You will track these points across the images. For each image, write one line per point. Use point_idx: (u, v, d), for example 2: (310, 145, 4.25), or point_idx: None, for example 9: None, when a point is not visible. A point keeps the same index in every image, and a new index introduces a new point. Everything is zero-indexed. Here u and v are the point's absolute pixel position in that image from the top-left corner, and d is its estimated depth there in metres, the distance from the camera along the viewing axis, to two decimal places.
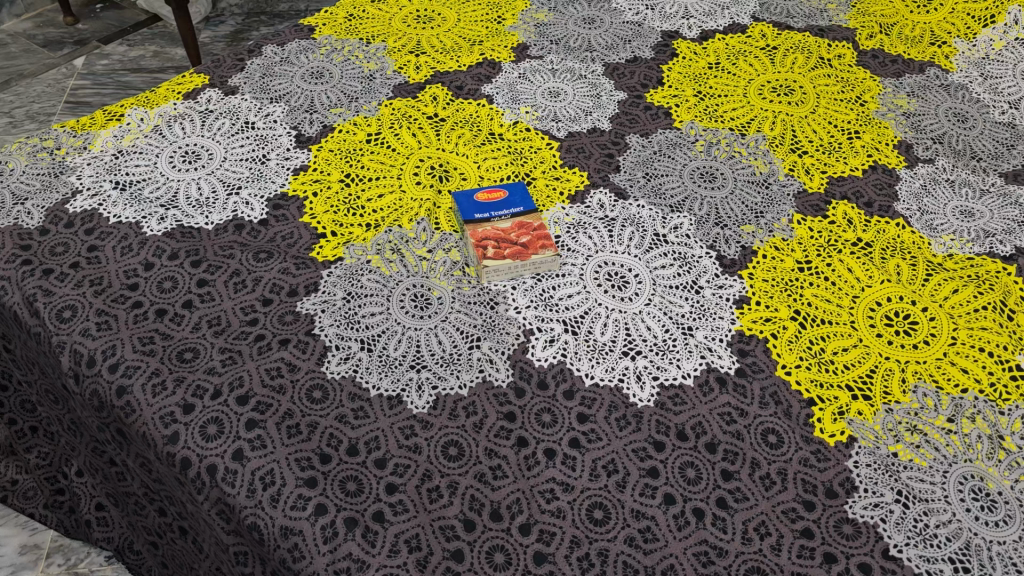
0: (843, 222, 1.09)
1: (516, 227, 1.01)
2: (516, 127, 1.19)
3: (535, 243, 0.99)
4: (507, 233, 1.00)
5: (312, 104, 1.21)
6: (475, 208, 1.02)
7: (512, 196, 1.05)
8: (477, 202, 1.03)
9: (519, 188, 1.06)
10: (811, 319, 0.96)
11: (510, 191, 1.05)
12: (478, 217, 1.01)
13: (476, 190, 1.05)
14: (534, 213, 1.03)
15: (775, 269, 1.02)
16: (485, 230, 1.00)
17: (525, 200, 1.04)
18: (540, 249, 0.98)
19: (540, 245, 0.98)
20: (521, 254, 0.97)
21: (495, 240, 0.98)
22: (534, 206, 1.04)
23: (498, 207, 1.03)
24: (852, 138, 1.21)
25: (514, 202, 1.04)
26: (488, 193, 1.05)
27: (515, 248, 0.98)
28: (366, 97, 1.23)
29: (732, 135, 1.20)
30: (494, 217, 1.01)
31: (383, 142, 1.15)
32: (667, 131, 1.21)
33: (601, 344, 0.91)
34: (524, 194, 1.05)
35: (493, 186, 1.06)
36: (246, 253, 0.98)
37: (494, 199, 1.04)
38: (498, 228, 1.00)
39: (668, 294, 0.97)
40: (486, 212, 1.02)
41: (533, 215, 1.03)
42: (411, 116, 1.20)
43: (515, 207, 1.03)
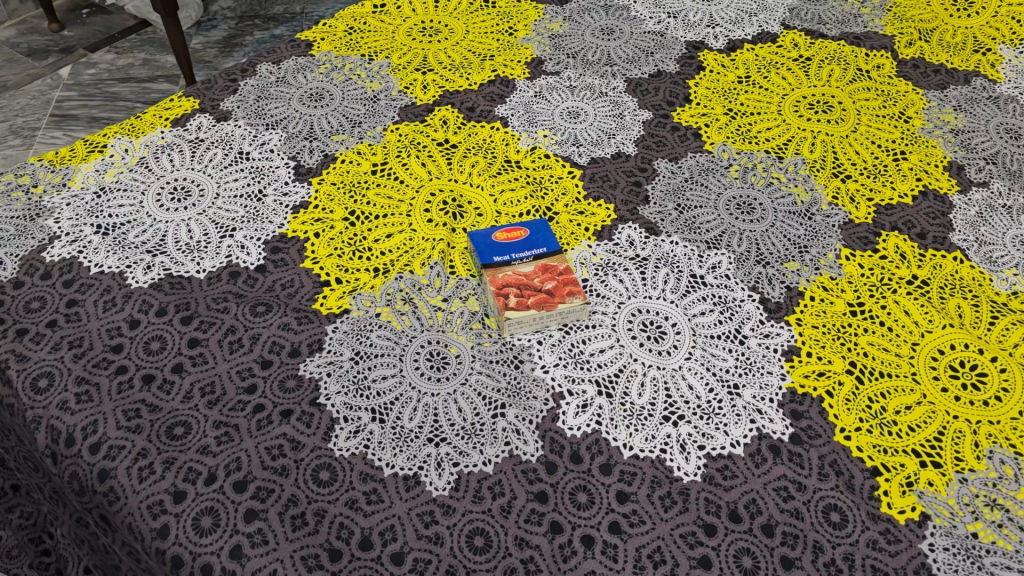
0: (896, 257, 0.99)
1: (539, 270, 0.92)
2: (534, 154, 1.10)
3: (561, 290, 0.89)
4: (529, 278, 0.90)
5: (311, 130, 1.12)
6: (493, 250, 0.93)
7: (533, 236, 0.95)
8: (496, 243, 0.94)
9: (540, 225, 0.97)
10: (868, 372, 0.87)
11: (532, 229, 0.96)
12: (497, 261, 0.92)
13: (495, 228, 0.96)
14: (559, 254, 0.94)
15: (825, 314, 0.93)
16: (505, 274, 0.90)
17: (549, 240, 0.95)
18: (568, 298, 0.88)
19: (567, 292, 0.89)
20: (547, 303, 0.88)
21: (517, 287, 0.89)
22: (559, 246, 0.95)
23: (519, 249, 0.94)
24: (898, 160, 1.12)
25: (537, 242, 0.94)
26: (507, 231, 0.95)
27: (539, 296, 0.88)
28: (370, 122, 1.13)
29: (769, 159, 1.10)
30: (515, 261, 0.92)
31: (389, 173, 1.05)
32: (698, 155, 1.11)
33: (639, 408, 0.82)
34: (547, 232, 0.96)
35: (512, 224, 0.96)
36: (243, 306, 0.89)
37: (514, 239, 0.95)
38: (520, 272, 0.91)
39: (710, 346, 0.88)
40: (506, 255, 0.92)
41: (558, 256, 0.93)
42: (419, 142, 1.10)
43: (537, 248, 0.93)
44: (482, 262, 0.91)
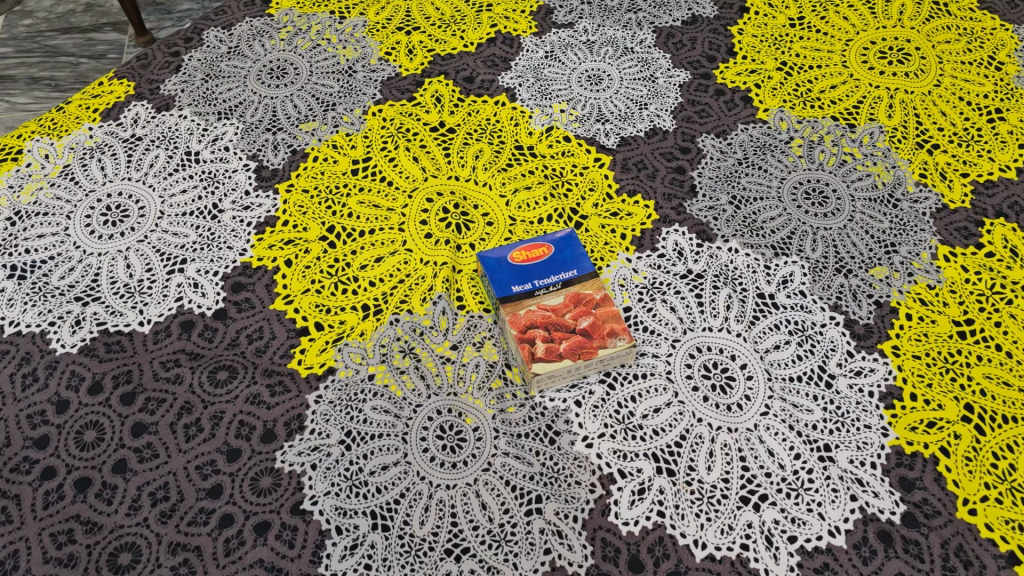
0: (1005, 253, 0.80)
1: (569, 301, 0.73)
2: (551, 136, 0.89)
3: (600, 328, 0.71)
4: (558, 313, 0.72)
5: (274, 117, 0.90)
6: (511, 277, 0.74)
7: (559, 254, 0.76)
8: (513, 266, 0.75)
9: (566, 237, 0.78)
10: (991, 418, 0.69)
11: (556, 245, 0.77)
12: (517, 292, 0.73)
13: (510, 246, 0.76)
14: (592, 275, 0.75)
15: (928, 338, 0.74)
16: (527, 310, 0.72)
17: (578, 260, 0.76)
18: (609, 340, 0.70)
19: (608, 331, 0.71)
20: (583, 348, 0.70)
21: (544, 328, 0.70)
22: (592, 266, 0.76)
23: (542, 273, 0.74)
24: (994, 121, 0.91)
25: (564, 264, 0.75)
26: (526, 248, 0.76)
27: (573, 337, 0.70)
28: (346, 102, 0.92)
29: (838, 128, 0.90)
30: (539, 290, 0.73)
31: (374, 172, 0.85)
32: (750, 127, 0.90)
33: (709, 488, 0.64)
34: (575, 247, 0.77)
35: (531, 238, 0.77)
36: (199, 372, 0.70)
37: (535, 259, 0.76)
38: (546, 305, 0.72)
39: (790, 394, 0.70)
40: (527, 283, 0.74)
41: (591, 280, 0.74)
42: (409, 128, 0.89)
43: (566, 271, 0.75)
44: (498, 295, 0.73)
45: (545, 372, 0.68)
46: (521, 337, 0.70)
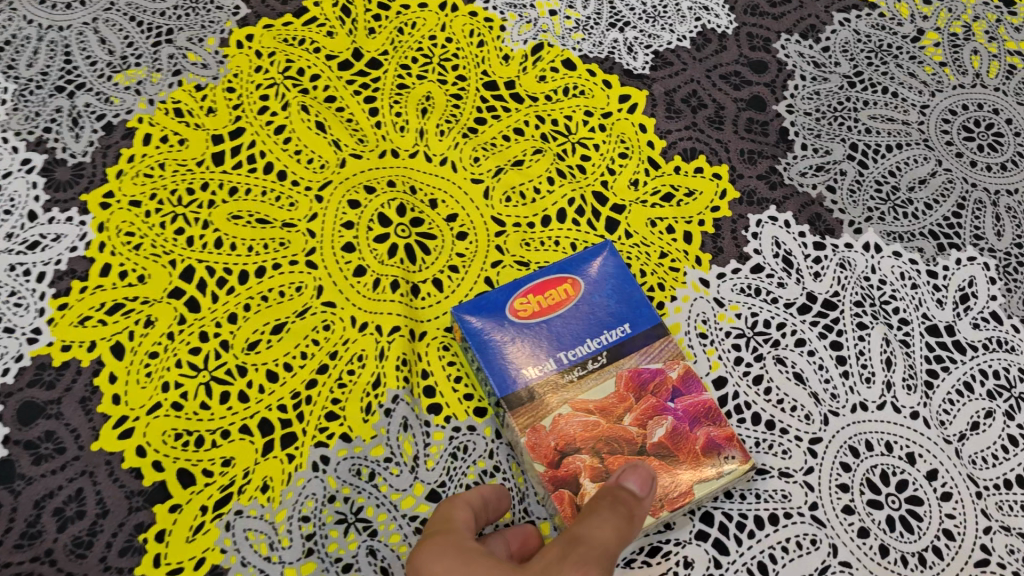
0: None
1: (625, 390, 0.41)
2: (541, 60, 0.54)
3: (688, 441, 0.40)
4: (610, 416, 0.40)
5: (67, 62, 0.53)
6: (517, 354, 0.41)
7: (594, 295, 0.43)
8: (518, 329, 0.42)
9: (603, 257, 0.44)
10: None
11: (587, 276, 0.44)
12: (532, 383, 0.41)
13: (509, 286, 0.43)
14: (658, 333, 0.42)
15: None
16: (554, 418, 0.40)
17: (630, 306, 0.43)
18: (708, 465, 0.40)
19: (703, 444, 0.40)
20: (663, 487, 0.39)
21: (589, 452, 0.39)
22: (654, 312, 0.43)
23: (571, 338, 0.42)
24: None
25: (606, 316, 0.43)
26: (536, 288, 0.43)
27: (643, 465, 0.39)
28: (190, 26, 0.54)
29: (989, 10, 0.57)
30: (569, 376, 0.41)
31: (250, 155, 0.49)
32: (852, 17, 0.57)
33: None
34: (621, 280, 0.44)
35: (541, 265, 0.44)
36: None
37: (555, 308, 0.43)
38: (587, 404, 0.41)
39: (1012, 518, 0.41)
40: (547, 362, 0.41)
41: (657, 344, 0.42)
42: (300, 66, 0.52)
43: (611, 332, 0.42)
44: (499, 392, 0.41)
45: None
46: (551, 476, 0.39)
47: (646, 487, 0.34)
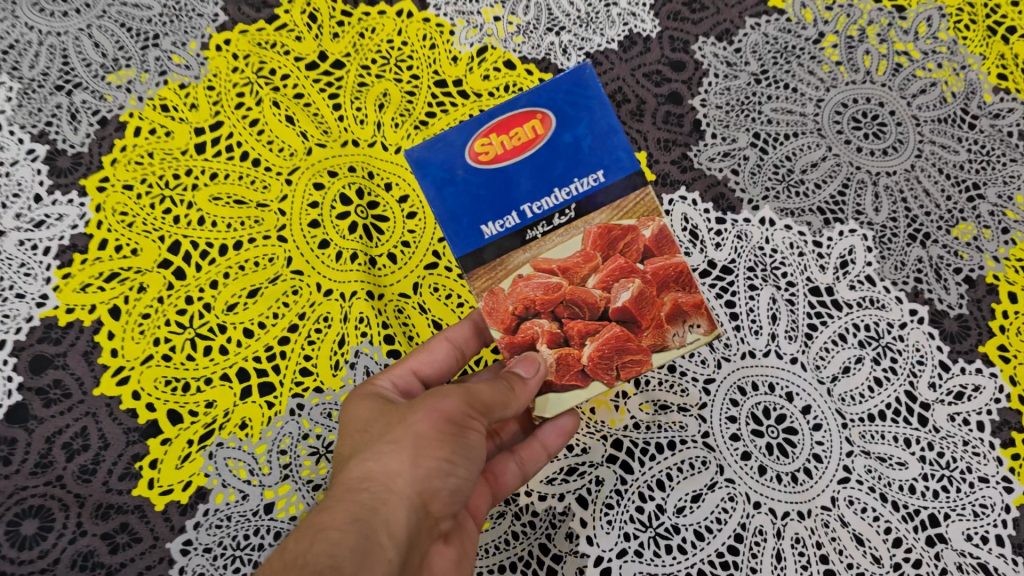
0: None
1: (593, 248, 0.45)
2: (485, 61, 0.61)
3: (651, 307, 0.45)
4: (572, 278, 0.45)
5: (65, 65, 0.60)
6: (477, 204, 0.45)
7: (564, 136, 0.45)
8: (482, 170, 0.45)
9: (575, 92, 0.45)
10: None
11: (558, 114, 0.45)
12: (493, 236, 0.44)
13: (470, 127, 0.45)
14: (632, 189, 0.45)
15: None
16: (516, 277, 0.45)
17: (607, 152, 0.45)
18: (668, 334, 0.45)
19: (664, 313, 0.45)
20: (620, 356, 0.45)
21: (549, 317, 0.45)
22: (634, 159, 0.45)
23: (540, 181, 0.45)
24: None
25: (579, 161, 0.45)
26: (502, 129, 0.45)
27: (604, 332, 0.45)
28: (174, 31, 0.61)
29: (883, 14, 0.65)
30: (535, 233, 0.45)
31: (229, 145, 0.57)
32: (762, 22, 0.64)
33: None
34: (596, 117, 0.45)
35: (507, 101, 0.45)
36: None
37: (523, 148, 0.45)
38: (552, 263, 0.45)
39: (872, 444, 0.49)
40: (511, 213, 0.44)
41: (631, 197, 0.45)
42: (273, 68, 0.60)
43: (578, 178, 0.45)
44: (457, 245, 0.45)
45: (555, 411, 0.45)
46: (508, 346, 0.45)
47: (531, 373, 0.42)
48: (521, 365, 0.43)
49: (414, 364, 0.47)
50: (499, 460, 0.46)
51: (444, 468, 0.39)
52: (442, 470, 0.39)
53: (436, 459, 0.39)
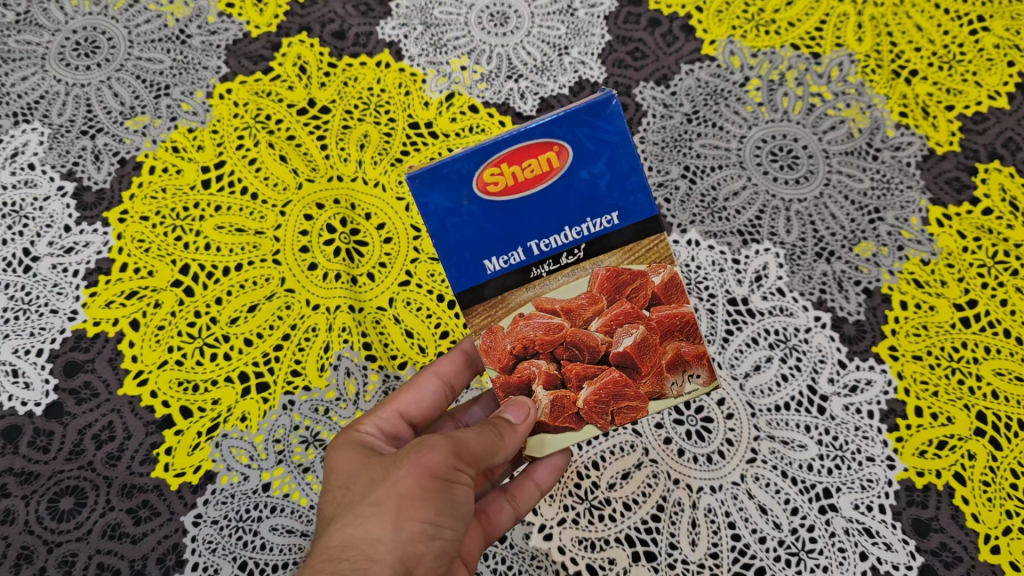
0: (1004, 209, 0.68)
1: (600, 291, 0.46)
2: (453, 106, 0.70)
3: (653, 355, 0.47)
4: (574, 318, 0.46)
5: (88, 113, 0.70)
6: (483, 240, 0.44)
7: (581, 173, 0.43)
8: (487, 201, 0.43)
9: (599, 125, 0.42)
10: (1007, 427, 0.59)
11: (577, 149, 0.42)
12: (495, 273, 0.44)
13: (477, 156, 0.42)
14: (648, 236, 0.45)
15: (928, 332, 0.63)
16: (519, 315, 0.46)
17: (624, 196, 0.44)
18: (665, 383, 0.48)
19: (664, 362, 0.48)
20: (617, 403, 0.48)
21: (548, 358, 0.47)
22: (652, 203, 0.44)
23: (549, 217, 0.43)
24: (976, 34, 0.76)
25: (594, 201, 0.43)
26: (516, 160, 0.42)
27: (603, 378, 0.47)
28: (183, 83, 0.71)
29: (800, 60, 0.74)
30: (541, 273, 0.45)
31: (231, 181, 0.66)
32: (695, 68, 0.74)
33: (696, 570, 0.54)
34: (619, 153, 0.43)
35: (523, 128, 0.42)
36: (35, 502, 0.55)
37: (535, 181, 0.43)
38: (555, 304, 0.46)
39: (777, 429, 0.58)
40: (516, 251, 0.44)
41: (644, 241, 0.45)
42: (268, 113, 0.69)
43: (591, 218, 0.44)
44: (459, 281, 0.44)
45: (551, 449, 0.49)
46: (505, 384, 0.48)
47: (521, 419, 0.46)
48: (511, 412, 0.46)
49: (399, 407, 0.52)
50: (494, 503, 0.52)
51: (430, 533, 0.42)
52: (427, 534, 0.42)
53: (419, 524, 0.42)
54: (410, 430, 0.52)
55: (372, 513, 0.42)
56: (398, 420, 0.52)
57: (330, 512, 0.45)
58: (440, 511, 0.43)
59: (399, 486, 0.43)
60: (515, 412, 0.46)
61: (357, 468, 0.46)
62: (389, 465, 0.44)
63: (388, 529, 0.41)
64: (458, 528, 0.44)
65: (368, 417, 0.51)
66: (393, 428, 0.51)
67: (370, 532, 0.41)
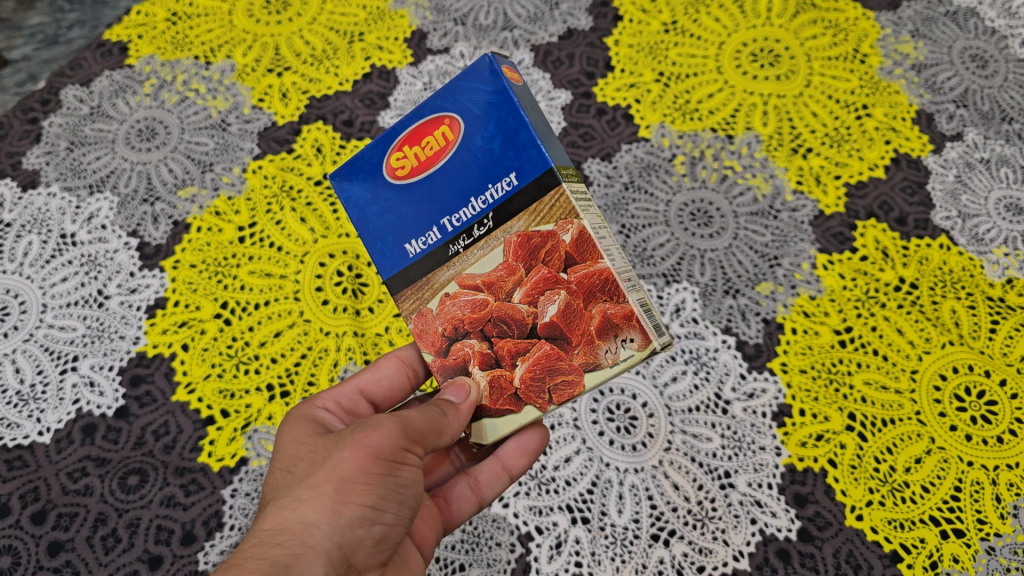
0: (877, 256, 0.85)
1: (514, 261, 0.54)
2: None
3: (578, 322, 0.53)
4: (495, 292, 0.56)
5: (149, 185, 0.88)
6: (404, 217, 0.58)
7: (475, 140, 0.55)
8: (402, 180, 0.58)
9: (479, 92, 0.55)
10: (872, 424, 0.75)
11: (464, 119, 0.55)
12: (416, 253, 0.58)
13: (389, 147, 0.59)
14: (547, 192, 0.52)
15: (812, 352, 0.79)
16: (449, 292, 0.57)
17: (517, 155, 0.53)
18: (596, 353, 0.53)
19: (589, 330, 0.53)
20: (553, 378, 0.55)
21: (480, 340, 0.57)
22: (543, 158, 0.52)
23: (456, 187, 0.56)
24: (861, 118, 0.93)
25: (490, 164, 0.54)
26: (417, 142, 0.57)
27: (534, 352, 0.55)
28: (224, 161, 0.89)
29: (717, 141, 0.92)
30: (457, 249, 0.56)
31: (262, 237, 0.84)
32: (633, 147, 0.92)
33: (621, 531, 0.70)
34: (501, 110, 0.53)
35: (419, 117, 0.58)
36: (109, 479, 0.73)
37: (433, 154, 0.57)
38: (474, 281, 0.56)
39: (689, 425, 0.75)
40: (433, 230, 0.57)
41: (547, 197, 0.52)
42: (293, 185, 0.87)
43: (486, 180, 0.54)
44: (393, 260, 0.60)
45: (501, 431, 0.58)
46: (446, 365, 0.59)
47: (460, 397, 0.56)
48: (452, 392, 0.56)
49: (359, 386, 0.67)
50: (452, 490, 0.66)
51: (369, 518, 0.51)
52: (366, 519, 0.51)
53: (352, 510, 0.50)
54: (369, 403, 0.67)
55: (309, 499, 0.50)
56: (360, 395, 0.67)
57: (273, 493, 0.54)
58: (380, 496, 0.52)
59: (340, 472, 0.51)
60: (456, 390, 0.56)
61: (303, 454, 0.56)
62: (331, 451, 0.54)
63: (325, 514, 0.50)
64: (399, 513, 0.53)
65: (332, 391, 0.65)
66: (355, 400, 0.66)
67: (307, 516, 0.50)
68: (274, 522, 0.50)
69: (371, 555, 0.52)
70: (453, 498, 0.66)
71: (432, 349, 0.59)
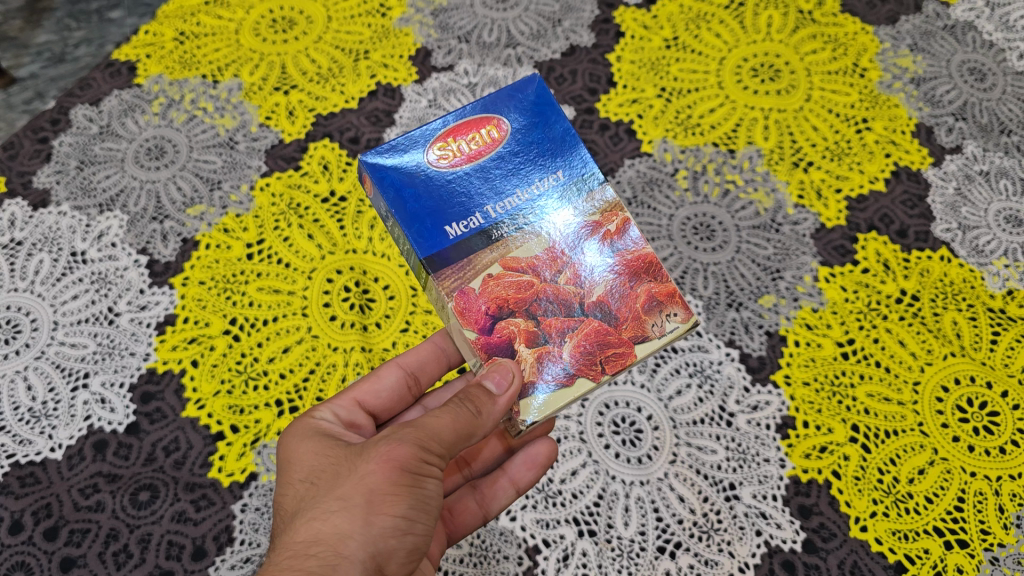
0: (878, 268, 0.85)
1: (559, 248, 0.64)
2: None
3: (625, 299, 0.63)
4: (542, 274, 0.63)
5: (158, 204, 0.89)
6: (449, 201, 0.63)
7: (521, 140, 0.67)
8: (447, 168, 0.64)
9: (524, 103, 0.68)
10: (875, 435, 0.76)
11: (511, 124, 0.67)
12: (458, 235, 0.62)
13: (431, 141, 0.65)
14: (593, 190, 0.66)
15: (816, 364, 0.80)
16: (494, 272, 0.62)
17: (561, 155, 0.67)
18: (644, 325, 0.63)
19: (636, 305, 0.63)
20: (603, 352, 0.62)
21: (524, 320, 0.62)
22: (583, 160, 0.67)
23: (502, 178, 0.65)
24: (861, 132, 0.94)
25: (539, 160, 0.66)
26: (463, 137, 0.66)
27: (584, 328, 0.62)
28: (231, 178, 0.90)
29: (718, 155, 0.93)
30: (501, 233, 0.63)
31: (270, 254, 0.85)
32: (636, 162, 0.93)
33: (628, 543, 0.71)
34: (543, 119, 0.68)
35: (464, 118, 0.66)
36: (120, 495, 0.73)
37: (480, 148, 0.66)
38: (520, 263, 0.63)
39: (694, 438, 0.76)
40: (477, 216, 0.63)
41: (590, 194, 0.66)
42: (300, 203, 0.88)
43: (534, 174, 0.66)
44: (434, 238, 0.62)
45: (547, 406, 0.61)
46: (488, 343, 0.61)
47: (500, 388, 0.57)
48: (494, 380, 0.57)
49: (355, 396, 0.67)
50: (457, 504, 0.68)
51: (400, 528, 0.54)
52: (397, 529, 0.53)
53: (383, 521, 0.53)
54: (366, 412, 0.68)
55: (341, 510, 0.53)
56: (358, 405, 0.68)
57: (298, 505, 0.56)
58: (411, 506, 0.54)
59: (369, 485, 0.54)
60: (497, 380, 0.57)
61: (323, 465, 0.57)
62: (355, 463, 0.56)
63: (358, 524, 0.52)
64: (427, 523, 0.55)
65: (329, 403, 0.66)
66: (354, 410, 0.67)
67: (340, 527, 0.52)
68: (307, 535, 0.52)
69: (401, 565, 0.54)
70: (457, 511, 0.68)
71: (476, 328, 0.61)
